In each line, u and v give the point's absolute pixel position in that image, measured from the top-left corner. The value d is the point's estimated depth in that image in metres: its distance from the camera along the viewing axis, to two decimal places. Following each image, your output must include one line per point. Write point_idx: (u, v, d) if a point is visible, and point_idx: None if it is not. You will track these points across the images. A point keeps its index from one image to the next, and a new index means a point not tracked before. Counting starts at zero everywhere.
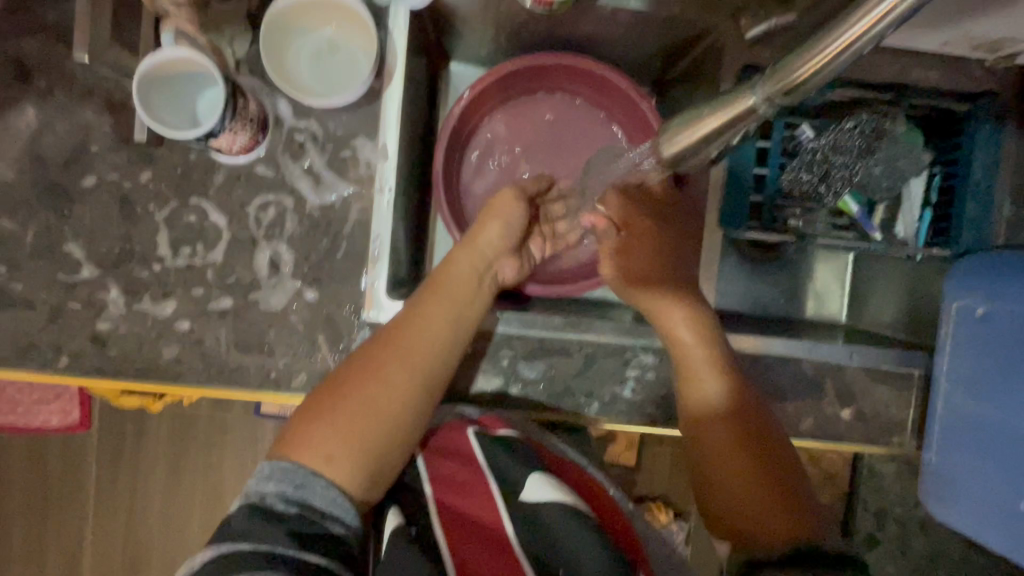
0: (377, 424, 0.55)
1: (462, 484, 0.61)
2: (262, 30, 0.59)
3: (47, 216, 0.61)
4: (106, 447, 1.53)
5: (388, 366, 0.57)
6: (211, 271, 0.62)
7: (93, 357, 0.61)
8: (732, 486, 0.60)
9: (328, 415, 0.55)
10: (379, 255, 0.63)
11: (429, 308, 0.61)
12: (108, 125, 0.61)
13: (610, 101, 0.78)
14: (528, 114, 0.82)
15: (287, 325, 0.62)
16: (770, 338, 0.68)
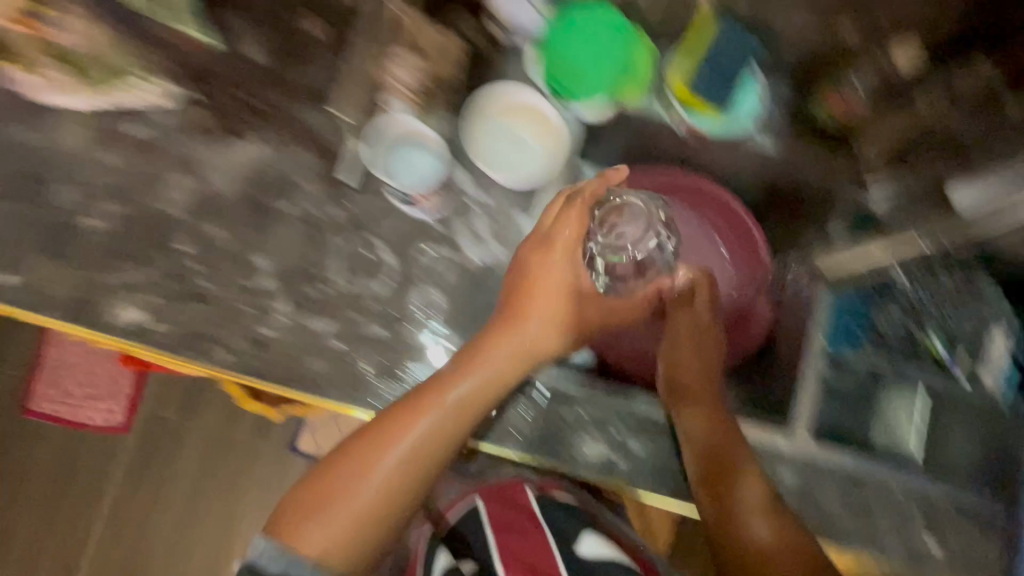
0: (374, 515, 0.60)
1: (515, 526, 0.79)
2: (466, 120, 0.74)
3: (244, 228, 0.71)
4: (138, 454, 1.53)
5: (386, 451, 0.61)
6: (371, 301, 0.70)
7: (252, 355, 0.68)
8: None
9: (323, 505, 0.59)
10: None
11: (441, 408, 0.63)
12: (315, 163, 0.72)
13: (721, 218, 0.86)
14: None
15: (425, 359, 0.70)
16: (844, 454, 0.71)
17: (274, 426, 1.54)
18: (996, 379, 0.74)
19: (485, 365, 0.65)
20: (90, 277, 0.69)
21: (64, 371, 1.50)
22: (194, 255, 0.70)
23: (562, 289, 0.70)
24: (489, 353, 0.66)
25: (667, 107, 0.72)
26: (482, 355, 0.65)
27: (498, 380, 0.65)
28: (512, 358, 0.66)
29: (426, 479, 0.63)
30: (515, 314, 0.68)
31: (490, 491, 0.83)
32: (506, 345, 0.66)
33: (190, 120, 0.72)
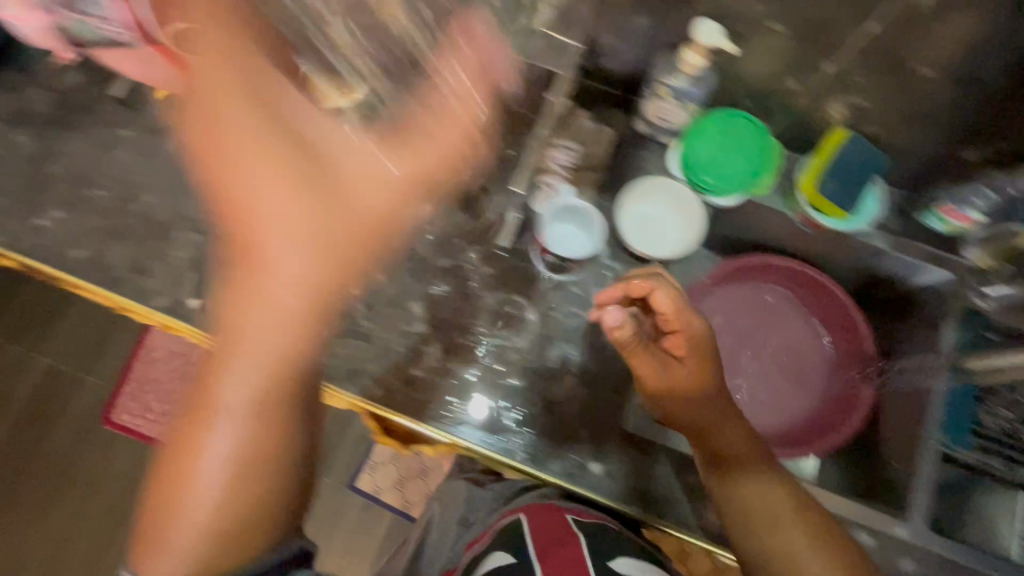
0: (222, 531, 0.57)
1: (558, 546, 0.80)
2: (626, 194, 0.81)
3: (408, 277, 0.79)
4: None
5: (198, 459, 0.57)
6: (513, 353, 0.78)
7: (403, 395, 0.74)
8: None
9: (151, 540, 0.57)
10: None
11: (212, 441, 0.56)
12: (474, 228, 0.81)
13: (828, 307, 0.91)
14: (750, 297, 0.94)
15: (560, 414, 0.76)
16: (938, 537, 0.74)
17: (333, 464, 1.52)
18: None
19: (231, 373, 0.56)
20: None
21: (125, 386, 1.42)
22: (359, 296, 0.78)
23: (291, 187, 0.54)
24: (242, 336, 0.55)
25: (792, 206, 0.82)
26: (251, 353, 0.55)
27: (271, 394, 0.57)
28: (259, 360, 0.56)
29: (270, 487, 0.59)
30: (241, 310, 0.55)
31: (536, 510, 0.84)
32: (269, 334, 0.55)
33: None
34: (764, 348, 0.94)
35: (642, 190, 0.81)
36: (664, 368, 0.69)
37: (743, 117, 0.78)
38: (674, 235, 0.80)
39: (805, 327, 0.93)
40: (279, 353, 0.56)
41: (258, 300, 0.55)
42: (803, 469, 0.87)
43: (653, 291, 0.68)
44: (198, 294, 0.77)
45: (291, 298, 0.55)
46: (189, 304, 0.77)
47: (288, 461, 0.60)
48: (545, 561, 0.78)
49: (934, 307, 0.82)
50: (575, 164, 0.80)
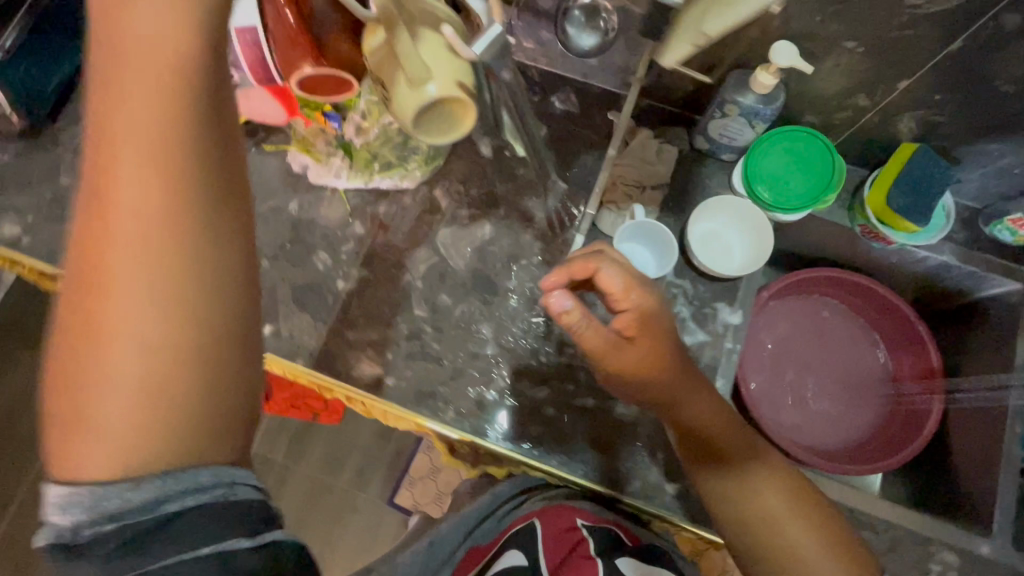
0: (151, 399, 0.35)
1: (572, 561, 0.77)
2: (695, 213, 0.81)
3: (475, 299, 0.80)
4: None
5: (102, 292, 0.34)
6: (585, 373, 0.78)
7: (476, 418, 0.75)
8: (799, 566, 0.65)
9: (73, 418, 0.35)
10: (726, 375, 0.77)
11: (113, 245, 0.34)
12: (538, 248, 0.81)
13: (884, 317, 0.92)
14: (807, 309, 0.96)
15: (633, 435, 0.76)
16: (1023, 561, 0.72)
17: (374, 476, 1.52)
18: None
19: (125, 157, 0.33)
20: (337, 332, 0.78)
21: None
22: (428, 319, 0.79)
23: None
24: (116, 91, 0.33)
25: (857, 219, 0.82)
26: (124, 134, 0.33)
27: (162, 187, 0.34)
28: (169, 117, 0.34)
29: (207, 358, 0.37)
30: (107, 78, 0.33)
31: (549, 519, 0.82)
32: (143, 103, 0.33)
33: (429, 202, 0.83)
34: (821, 359, 0.95)
35: (710, 209, 0.81)
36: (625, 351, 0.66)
37: (810, 137, 0.79)
38: (737, 254, 0.81)
39: (864, 339, 0.95)
40: (185, 131, 0.35)
41: (133, 19, 0.32)
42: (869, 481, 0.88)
43: (597, 271, 0.67)
44: (270, 319, 0.79)
45: (191, 36, 0.33)
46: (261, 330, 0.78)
47: (248, 313, 0.39)
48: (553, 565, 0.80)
49: (1009, 321, 0.81)
50: (640, 183, 0.81)
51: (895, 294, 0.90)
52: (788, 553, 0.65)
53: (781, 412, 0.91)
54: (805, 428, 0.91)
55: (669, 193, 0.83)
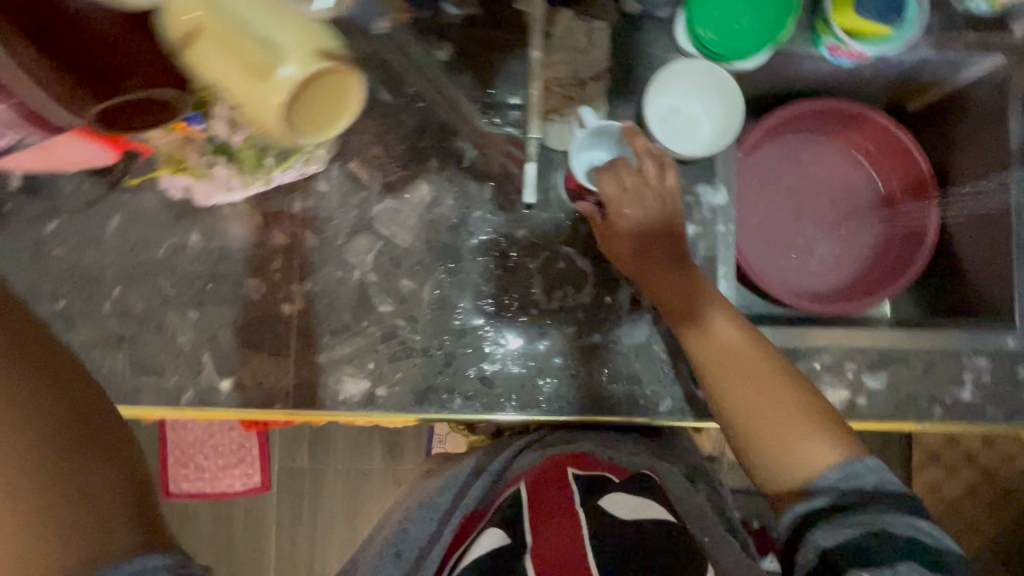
0: None
1: (553, 512, 0.64)
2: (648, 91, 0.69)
3: (440, 273, 0.70)
4: (287, 509, 1.49)
5: None
6: (582, 310, 0.71)
7: (483, 395, 0.69)
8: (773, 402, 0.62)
9: None
10: (726, 262, 0.71)
11: None
12: (489, 193, 0.71)
13: (866, 136, 0.86)
14: (785, 153, 0.90)
15: (650, 354, 0.70)
16: None
17: (405, 451, 1.50)
18: None
19: None
20: (305, 360, 0.69)
21: (191, 449, 1.47)
22: (396, 312, 0.70)
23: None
24: None
25: (822, 43, 0.72)
26: None
27: None
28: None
29: None
30: None
31: (535, 478, 0.71)
32: None
33: (347, 179, 0.71)
34: (808, 199, 0.90)
35: (663, 79, 0.69)
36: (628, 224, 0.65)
37: None
38: (708, 121, 0.71)
39: (846, 166, 0.90)
40: None
41: None
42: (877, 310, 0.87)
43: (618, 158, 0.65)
44: (225, 373, 0.69)
45: None
46: (222, 388, 0.68)
47: None
48: (541, 526, 0.63)
49: (999, 98, 0.73)
50: (577, 79, 0.69)
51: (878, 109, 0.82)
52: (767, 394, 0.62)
53: (783, 266, 0.87)
54: (810, 277, 0.87)
55: (612, 79, 0.71)
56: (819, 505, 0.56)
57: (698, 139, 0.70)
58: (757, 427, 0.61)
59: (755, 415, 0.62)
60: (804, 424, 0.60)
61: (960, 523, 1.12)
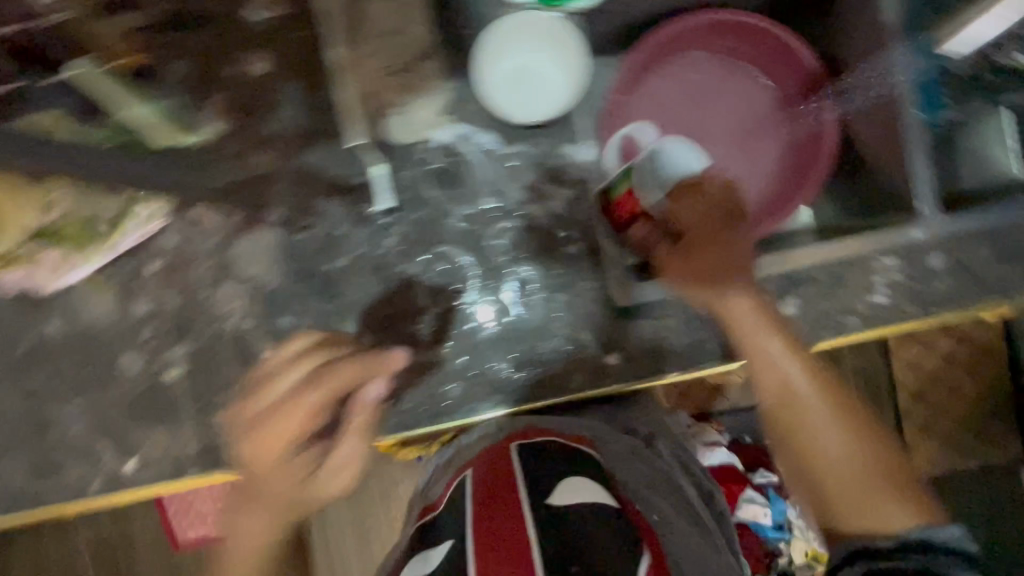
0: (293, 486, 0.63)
1: (496, 493, 0.61)
2: (482, 57, 0.63)
3: (316, 303, 0.66)
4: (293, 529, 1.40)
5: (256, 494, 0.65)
6: (471, 305, 0.66)
7: (392, 415, 0.67)
8: (839, 449, 0.68)
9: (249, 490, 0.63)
10: (614, 230, 0.65)
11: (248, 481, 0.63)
12: (346, 206, 0.66)
13: (755, 44, 0.79)
14: (675, 80, 0.83)
15: (552, 334, 0.66)
16: (963, 214, 0.65)
17: None
18: None
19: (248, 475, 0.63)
20: (204, 423, 0.67)
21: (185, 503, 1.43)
22: (283, 353, 0.66)
23: None
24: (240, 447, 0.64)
25: None
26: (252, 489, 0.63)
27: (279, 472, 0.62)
28: None
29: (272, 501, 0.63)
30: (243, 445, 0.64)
31: (482, 461, 0.67)
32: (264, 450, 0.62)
33: (196, 227, 0.66)
34: (707, 125, 0.84)
35: (517, 32, 0.63)
36: (702, 241, 0.65)
37: None
38: (560, 82, 0.64)
39: (745, 81, 0.83)
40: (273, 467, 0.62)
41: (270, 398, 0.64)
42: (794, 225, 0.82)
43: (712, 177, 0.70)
44: (126, 455, 0.66)
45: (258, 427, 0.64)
46: (128, 472, 0.66)
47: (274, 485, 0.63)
48: (485, 516, 0.58)
49: None
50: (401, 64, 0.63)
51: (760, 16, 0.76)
52: (843, 469, 0.67)
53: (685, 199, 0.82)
54: None
55: (443, 52, 0.65)
56: (891, 546, 0.63)
57: (547, 101, 0.64)
58: (839, 493, 0.67)
59: (846, 478, 0.67)
60: (876, 485, 0.66)
61: (933, 397, 1.12)
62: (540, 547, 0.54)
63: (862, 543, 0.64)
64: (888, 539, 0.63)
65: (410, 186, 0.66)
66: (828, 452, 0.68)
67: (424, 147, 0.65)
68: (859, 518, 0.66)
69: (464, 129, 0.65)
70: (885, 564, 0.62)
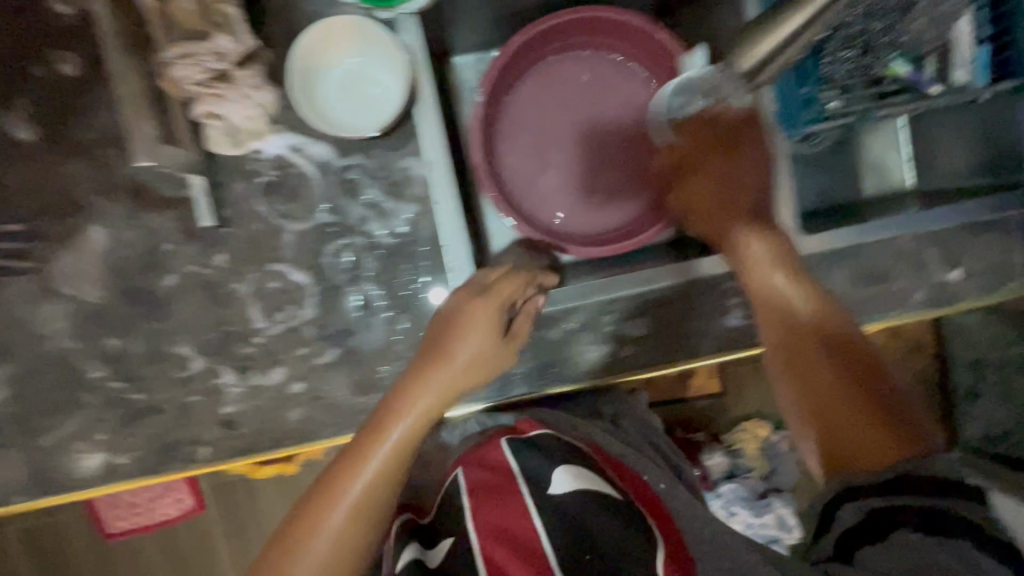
0: (424, 418, 0.57)
1: (495, 487, 0.63)
2: (311, 55, 0.60)
3: (144, 323, 0.63)
4: (225, 520, 1.34)
5: (387, 426, 0.57)
6: (309, 327, 0.63)
7: (231, 438, 0.64)
8: (818, 374, 0.58)
9: (392, 415, 0.57)
10: (460, 261, 0.61)
11: (396, 410, 0.57)
12: (170, 221, 0.62)
13: (643, 49, 0.74)
14: (564, 81, 0.79)
15: (396, 356, 0.63)
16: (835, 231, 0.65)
17: None
18: (966, 74, 0.69)
19: (418, 402, 0.57)
20: (30, 448, 0.64)
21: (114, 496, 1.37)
22: (110, 375, 0.63)
23: None
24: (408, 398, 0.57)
25: None
26: (388, 428, 0.56)
27: (420, 399, 0.57)
28: None
29: (388, 452, 0.56)
30: (402, 386, 0.58)
31: (469, 456, 0.68)
32: (420, 387, 0.57)
33: (9, 241, 0.61)
34: (593, 130, 0.80)
35: (355, 35, 0.59)
36: (696, 177, 0.64)
37: None
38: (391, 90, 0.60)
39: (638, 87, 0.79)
40: (454, 379, 0.57)
41: (454, 350, 0.57)
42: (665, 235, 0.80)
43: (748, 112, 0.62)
44: None
45: (416, 399, 0.57)
46: None
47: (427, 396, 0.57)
48: (486, 522, 0.59)
49: None
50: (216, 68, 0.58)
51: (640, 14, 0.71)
52: (813, 374, 0.58)
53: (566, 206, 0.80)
54: (596, 217, 0.80)
55: (266, 54, 0.59)
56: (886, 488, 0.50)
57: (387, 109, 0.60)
58: (795, 369, 0.59)
59: (795, 340, 0.59)
60: (859, 413, 0.56)
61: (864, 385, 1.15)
62: (550, 536, 0.57)
63: (896, 470, 0.50)
64: (891, 473, 0.50)
65: (239, 202, 0.62)
66: (814, 354, 0.59)
67: (256, 158, 0.61)
68: (798, 361, 0.59)
69: (295, 139, 0.61)
70: (899, 519, 0.48)
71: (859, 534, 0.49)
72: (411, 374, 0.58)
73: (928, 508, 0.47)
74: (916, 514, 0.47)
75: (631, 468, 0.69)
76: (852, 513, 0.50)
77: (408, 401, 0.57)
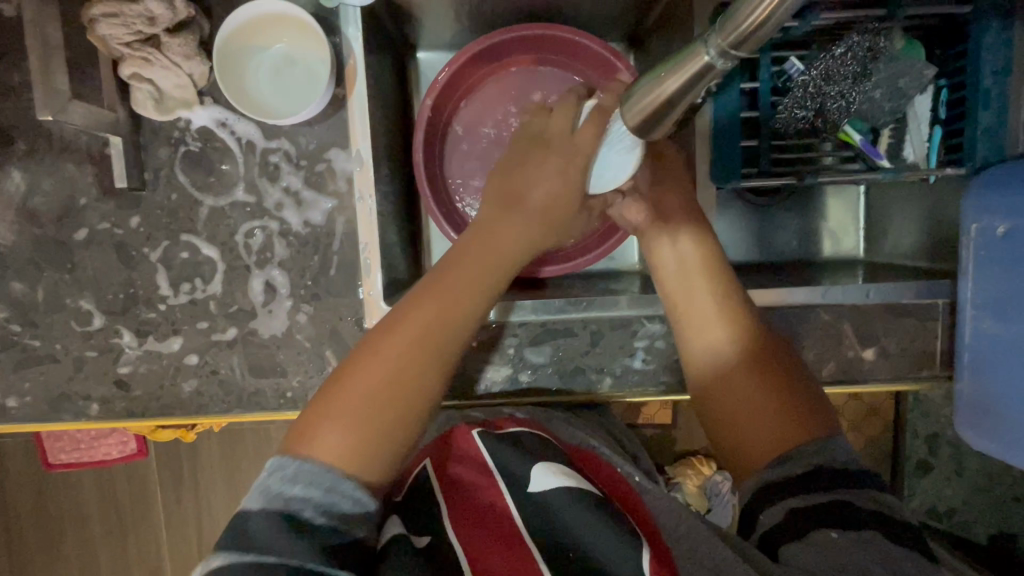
0: (493, 271, 0.55)
1: (470, 483, 0.59)
2: (254, 36, 0.61)
3: (54, 272, 0.63)
4: (165, 473, 1.25)
5: (449, 275, 0.53)
6: (213, 303, 0.63)
7: (120, 400, 0.64)
8: (731, 396, 0.57)
9: (453, 266, 0.54)
10: (371, 263, 0.62)
11: (463, 258, 0.54)
12: (90, 175, 0.62)
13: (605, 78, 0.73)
14: (526, 97, 0.78)
15: (294, 344, 0.63)
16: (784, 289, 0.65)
17: None
18: (917, 153, 0.68)
19: (488, 253, 0.55)
20: None
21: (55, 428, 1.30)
22: (13, 317, 0.64)
23: None
24: (471, 250, 0.55)
25: None
26: (450, 276, 0.53)
27: (482, 254, 0.55)
28: None
29: (453, 298, 0.53)
30: (461, 247, 0.55)
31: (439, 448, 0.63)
32: (494, 238, 0.55)
33: None
34: None
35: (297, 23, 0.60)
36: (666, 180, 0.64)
37: None
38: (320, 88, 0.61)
39: None
40: (523, 237, 0.56)
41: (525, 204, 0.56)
42: (601, 264, 0.79)
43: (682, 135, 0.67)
44: None
45: (481, 251, 0.55)
46: None
47: (498, 249, 0.55)
48: (464, 523, 0.55)
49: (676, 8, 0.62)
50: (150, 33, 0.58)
51: (603, 43, 0.70)
52: (729, 395, 0.57)
53: None
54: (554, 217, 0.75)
55: (203, 27, 0.60)
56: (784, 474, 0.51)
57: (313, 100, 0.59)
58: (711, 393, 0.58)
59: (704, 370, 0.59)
60: (775, 411, 0.54)
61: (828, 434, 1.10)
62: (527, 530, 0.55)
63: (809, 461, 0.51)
64: (802, 470, 0.50)
65: (160, 169, 0.62)
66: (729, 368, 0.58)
67: (182, 127, 0.61)
68: (718, 395, 0.58)
69: (222, 114, 0.61)
70: (812, 515, 0.47)
71: (782, 531, 0.48)
72: (475, 233, 0.56)
73: (828, 502, 0.47)
74: (833, 512, 0.46)
75: (606, 464, 0.65)
76: (771, 517, 0.50)
77: (479, 253, 0.54)
